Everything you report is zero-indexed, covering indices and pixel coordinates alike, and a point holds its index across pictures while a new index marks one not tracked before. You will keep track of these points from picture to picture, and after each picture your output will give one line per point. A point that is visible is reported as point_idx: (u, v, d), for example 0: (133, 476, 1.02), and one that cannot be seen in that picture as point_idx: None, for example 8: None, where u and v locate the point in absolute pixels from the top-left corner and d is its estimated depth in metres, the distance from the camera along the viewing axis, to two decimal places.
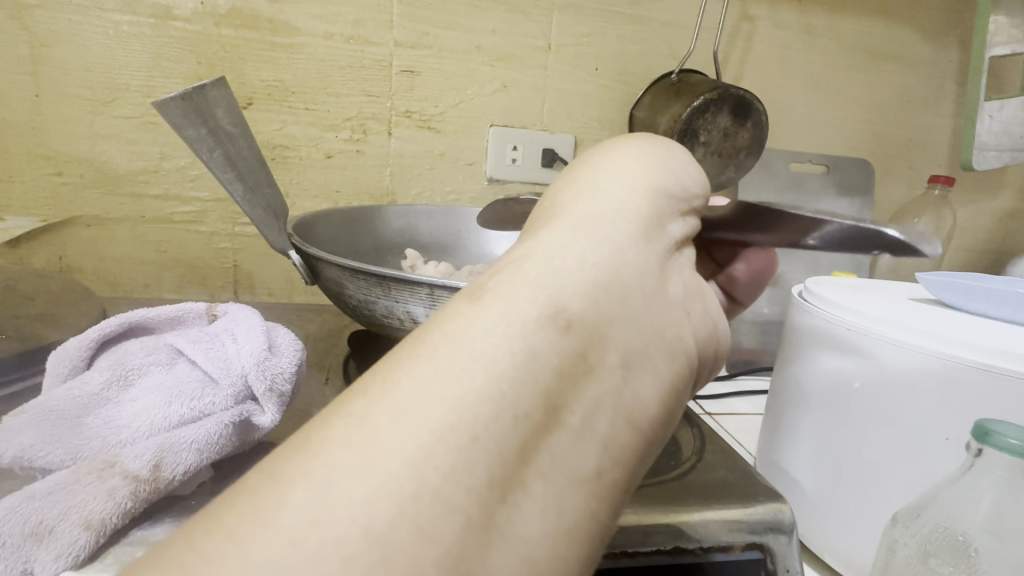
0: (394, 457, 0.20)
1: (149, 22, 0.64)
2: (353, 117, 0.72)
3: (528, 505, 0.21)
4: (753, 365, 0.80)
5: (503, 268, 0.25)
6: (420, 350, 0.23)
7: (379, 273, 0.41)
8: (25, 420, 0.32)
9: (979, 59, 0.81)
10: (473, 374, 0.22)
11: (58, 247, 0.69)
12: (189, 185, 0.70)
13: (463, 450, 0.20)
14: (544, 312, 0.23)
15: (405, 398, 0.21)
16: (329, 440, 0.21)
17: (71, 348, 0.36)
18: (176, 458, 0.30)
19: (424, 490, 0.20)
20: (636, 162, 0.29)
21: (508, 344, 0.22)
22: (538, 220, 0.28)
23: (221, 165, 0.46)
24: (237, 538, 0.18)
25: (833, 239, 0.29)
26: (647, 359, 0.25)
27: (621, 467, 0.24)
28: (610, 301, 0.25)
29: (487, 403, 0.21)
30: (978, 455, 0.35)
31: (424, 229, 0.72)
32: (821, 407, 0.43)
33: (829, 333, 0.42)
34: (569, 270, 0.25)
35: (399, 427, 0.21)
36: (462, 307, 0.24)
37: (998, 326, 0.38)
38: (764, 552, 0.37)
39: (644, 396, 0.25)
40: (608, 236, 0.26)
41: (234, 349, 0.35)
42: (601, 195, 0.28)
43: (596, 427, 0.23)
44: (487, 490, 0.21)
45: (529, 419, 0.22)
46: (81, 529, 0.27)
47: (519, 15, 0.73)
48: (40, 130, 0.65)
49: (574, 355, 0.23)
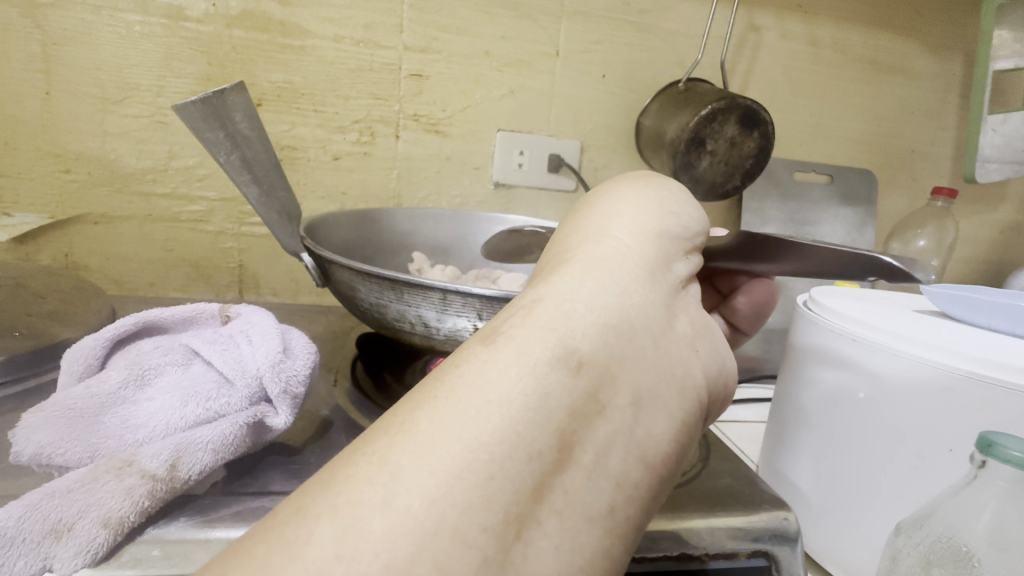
0: (413, 494, 0.21)
1: (161, 23, 0.65)
2: (361, 119, 0.73)
3: (542, 541, 0.22)
4: (754, 373, 0.81)
5: (516, 311, 0.26)
6: (439, 391, 0.24)
7: (391, 277, 0.41)
8: (42, 418, 0.32)
9: (983, 73, 0.82)
10: (488, 415, 0.22)
11: (65, 244, 0.69)
12: (196, 184, 0.71)
13: (480, 488, 0.21)
14: (555, 355, 0.24)
15: (423, 438, 0.22)
16: (353, 477, 0.21)
17: (86, 346, 0.36)
18: (192, 458, 0.31)
19: (443, 527, 0.20)
20: (640, 205, 0.30)
21: (522, 386, 0.23)
22: (549, 262, 0.29)
23: (237, 167, 0.46)
24: (267, 569, 0.19)
25: (829, 256, 0.30)
26: (657, 398, 0.26)
27: (633, 504, 0.25)
28: (621, 341, 0.25)
29: (502, 442, 0.22)
30: (981, 466, 0.34)
31: (431, 233, 0.72)
32: (823, 431, 0.43)
33: (835, 358, 0.43)
34: (579, 313, 0.25)
35: (418, 466, 0.21)
36: (475, 349, 0.25)
37: (997, 338, 0.39)
38: (770, 560, 0.37)
39: (655, 434, 0.25)
40: (617, 278, 0.27)
41: (249, 351, 0.35)
42: (609, 238, 0.29)
43: (607, 465, 0.24)
44: (504, 527, 0.21)
45: (542, 458, 0.22)
46: (98, 527, 0.27)
47: (527, 21, 0.74)
48: (51, 127, 0.65)
49: (586, 396, 0.24)
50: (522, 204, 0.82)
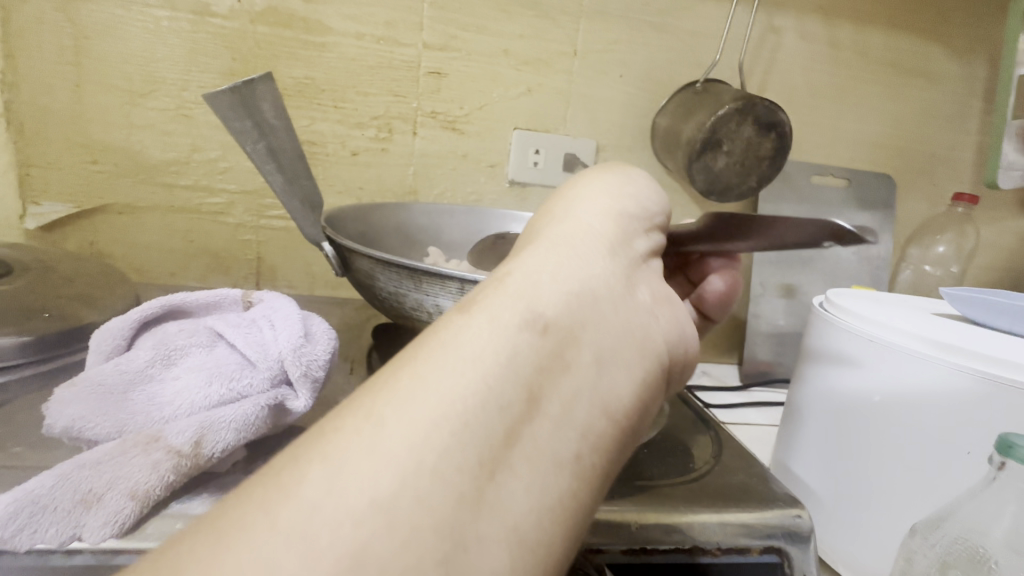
0: (395, 440, 0.21)
1: (188, 18, 0.66)
2: (379, 116, 0.74)
3: (514, 483, 0.22)
4: (766, 378, 0.83)
5: (490, 285, 0.27)
6: (419, 352, 0.24)
7: (410, 266, 0.41)
8: (75, 393, 0.33)
9: (1008, 77, 0.80)
10: (462, 371, 0.23)
11: (91, 233, 0.71)
12: (218, 176, 0.72)
13: (457, 434, 0.21)
14: (522, 318, 0.25)
15: (404, 391, 0.23)
16: (341, 429, 0.22)
17: (114, 327, 0.37)
18: (216, 436, 0.31)
19: (423, 470, 0.21)
20: (602, 189, 0.31)
21: (493, 345, 0.24)
22: (522, 242, 0.30)
23: (263, 157, 0.47)
24: (267, 510, 0.20)
25: (790, 229, 0.31)
26: (621, 355, 0.26)
27: (600, 453, 0.25)
28: (585, 305, 0.26)
29: (476, 394, 0.22)
30: (1000, 469, 0.34)
31: (446, 229, 0.73)
32: (828, 433, 0.44)
33: (840, 354, 0.44)
34: (546, 282, 0.26)
35: (400, 416, 0.22)
36: (452, 317, 0.26)
37: (992, 335, 0.39)
38: (783, 557, 0.37)
39: (619, 389, 0.26)
40: (580, 251, 0.28)
41: (272, 335, 0.36)
42: (574, 218, 0.30)
43: (574, 415, 0.24)
44: (477, 469, 0.21)
45: (512, 407, 0.23)
46: (127, 499, 0.28)
47: (546, 21, 0.75)
48: (79, 118, 0.67)
49: (552, 353, 0.24)
50: (538, 202, 0.82)
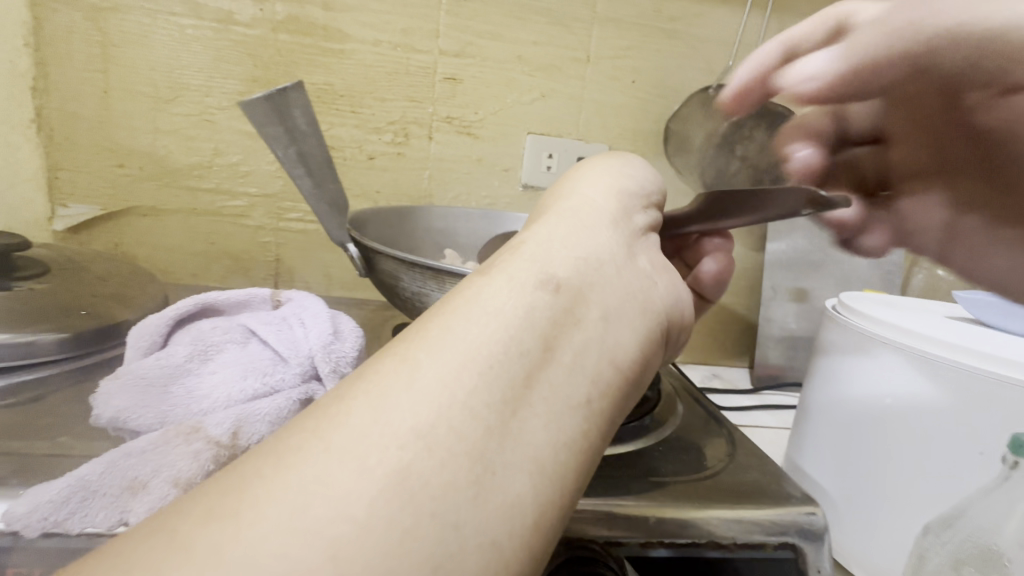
0: (429, 378, 0.22)
1: (212, 26, 0.68)
2: (396, 121, 0.75)
3: (534, 420, 0.23)
4: (778, 381, 0.84)
5: (506, 252, 0.29)
6: (446, 308, 0.26)
7: (434, 266, 0.43)
8: (119, 386, 0.35)
9: None
10: (486, 321, 0.24)
11: (116, 235, 0.73)
12: (239, 180, 0.74)
13: (483, 374, 0.23)
14: (536, 279, 0.26)
15: (435, 338, 0.24)
16: (379, 370, 0.23)
17: (151, 324, 0.39)
18: (252, 428, 0.33)
19: (455, 403, 0.22)
20: (604, 171, 0.34)
21: (513, 301, 0.25)
22: (534, 217, 0.32)
23: (292, 161, 0.49)
24: (319, 436, 0.21)
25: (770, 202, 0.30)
26: (626, 314, 0.27)
27: (607, 401, 0.25)
28: (592, 270, 0.28)
29: (498, 342, 0.24)
30: (1014, 467, 0.36)
31: (461, 231, 0.74)
32: (840, 425, 0.45)
33: (854, 343, 0.45)
34: (557, 248, 0.28)
35: (433, 358, 0.23)
36: (474, 279, 0.27)
37: (1002, 336, 0.40)
38: (796, 553, 0.38)
39: (624, 342, 0.27)
40: (588, 223, 0.30)
41: (303, 333, 0.39)
42: (581, 194, 0.32)
43: (585, 363, 0.25)
44: (502, 405, 0.22)
45: (530, 353, 0.24)
46: (170, 485, 0.29)
47: (560, 28, 0.76)
48: (107, 123, 0.69)
49: (564, 309, 0.26)
50: None
